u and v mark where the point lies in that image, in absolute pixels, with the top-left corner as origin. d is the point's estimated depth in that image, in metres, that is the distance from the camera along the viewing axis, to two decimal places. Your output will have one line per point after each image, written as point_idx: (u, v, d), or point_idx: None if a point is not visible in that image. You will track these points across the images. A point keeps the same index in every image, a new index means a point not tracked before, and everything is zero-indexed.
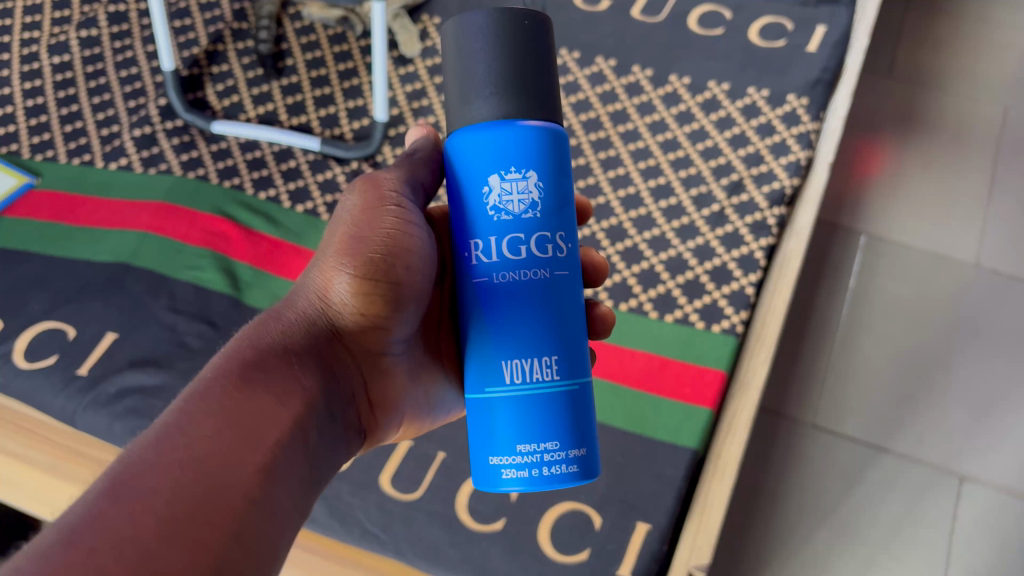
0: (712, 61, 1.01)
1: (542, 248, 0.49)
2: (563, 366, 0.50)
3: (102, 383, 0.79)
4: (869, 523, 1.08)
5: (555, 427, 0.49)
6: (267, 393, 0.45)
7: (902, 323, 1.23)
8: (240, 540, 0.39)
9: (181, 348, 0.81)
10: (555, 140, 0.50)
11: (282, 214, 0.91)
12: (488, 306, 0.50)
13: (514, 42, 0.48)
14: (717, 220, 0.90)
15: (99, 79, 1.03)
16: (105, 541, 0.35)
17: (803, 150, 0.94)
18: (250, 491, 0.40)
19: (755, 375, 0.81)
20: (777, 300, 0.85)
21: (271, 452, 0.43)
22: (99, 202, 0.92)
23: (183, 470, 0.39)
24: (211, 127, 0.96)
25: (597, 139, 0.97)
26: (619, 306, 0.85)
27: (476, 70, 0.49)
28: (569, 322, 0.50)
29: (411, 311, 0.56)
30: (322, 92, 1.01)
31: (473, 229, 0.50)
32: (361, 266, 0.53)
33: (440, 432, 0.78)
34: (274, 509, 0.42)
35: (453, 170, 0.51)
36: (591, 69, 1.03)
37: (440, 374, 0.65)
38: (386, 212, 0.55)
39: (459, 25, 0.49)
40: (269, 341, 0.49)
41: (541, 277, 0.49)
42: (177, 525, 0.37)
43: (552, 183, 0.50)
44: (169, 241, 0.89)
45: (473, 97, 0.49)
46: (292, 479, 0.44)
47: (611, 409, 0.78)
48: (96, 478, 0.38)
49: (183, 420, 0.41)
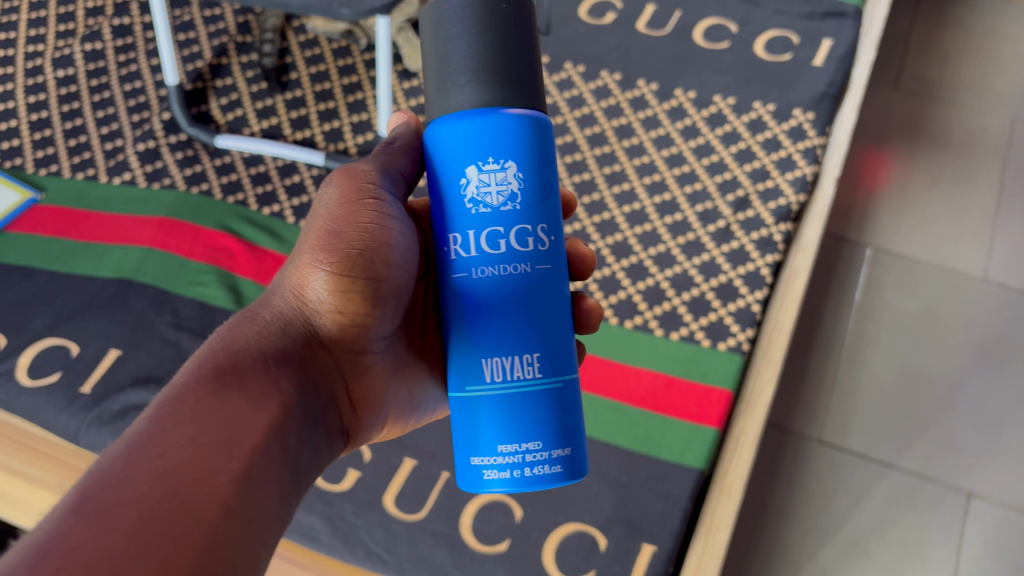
0: (717, 75, 1.01)
1: (522, 242, 0.49)
2: (546, 364, 0.49)
3: (104, 401, 0.79)
4: (875, 540, 1.08)
5: (537, 427, 0.49)
6: (240, 397, 0.44)
7: (907, 337, 1.23)
8: (218, 550, 0.37)
9: (183, 366, 0.81)
10: (536, 129, 0.49)
11: (286, 230, 0.91)
12: (467, 304, 0.49)
13: (491, 27, 0.48)
14: (723, 237, 0.89)
15: (103, 93, 1.03)
16: (73, 558, 0.34)
17: (809, 166, 0.93)
18: (226, 499, 0.39)
19: (762, 394, 0.81)
20: (783, 318, 0.84)
21: (247, 458, 0.41)
22: (102, 217, 0.92)
23: (152, 481, 0.37)
24: (215, 141, 0.96)
25: (602, 154, 0.97)
26: (624, 323, 0.84)
27: (454, 56, 0.48)
28: (552, 318, 0.50)
29: (389, 308, 0.55)
30: (326, 106, 1.00)
31: (453, 224, 0.50)
32: (338, 263, 0.52)
33: (444, 451, 0.77)
34: (254, 517, 0.40)
35: (432, 162, 0.50)
36: (596, 82, 1.02)
37: (424, 372, 0.64)
38: (364, 206, 0.54)
39: (437, 11, 0.49)
40: (244, 345, 0.48)
41: (521, 271, 0.49)
42: (149, 538, 0.35)
43: (533, 173, 0.49)
44: (172, 257, 0.88)
45: (452, 84, 0.48)
46: (271, 485, 0.43)
47: (617, 429, 0.78)
48: (64, 495, 0.37)
49: (152, 429, 0.40)
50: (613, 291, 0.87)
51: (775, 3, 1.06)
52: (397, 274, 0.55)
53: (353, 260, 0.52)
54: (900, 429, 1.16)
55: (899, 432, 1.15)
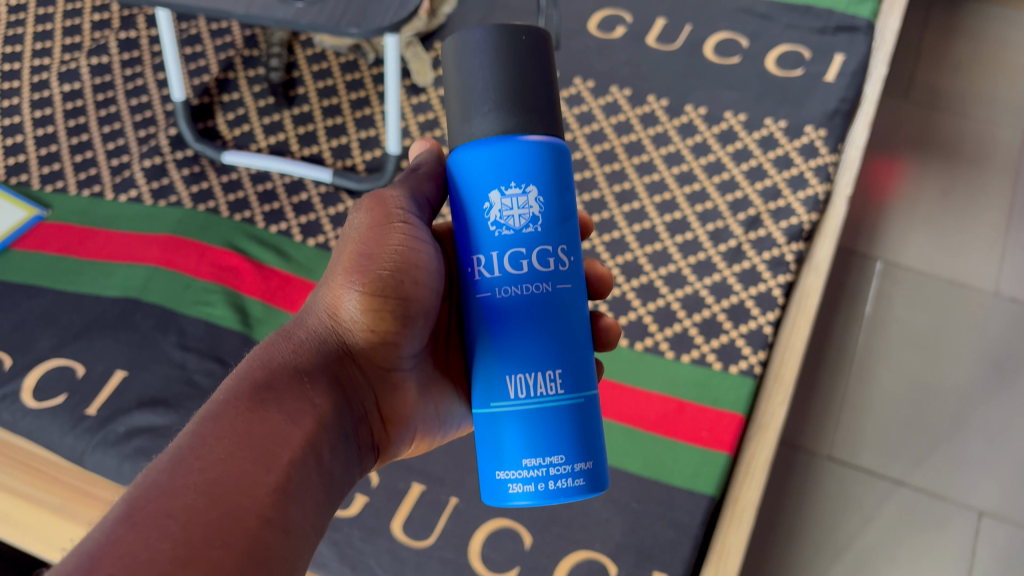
0: (728, 90, 1.00)
1: (544, 262, 0.49)
2: (567, 380, 0.49)
3: (110, 424, 0.78)
4: (886, 559, 1.07)
5: (561, 441, 0.49)
6: (278, 414, 0.44)
7: (918, 352, 1.22)
8: (258, 561, 0.38)
9: (190, 387, 0.80)
10: (558, 153, 0.48)
11: (294, 248, 0.90)
12: (489, 321, 0.49)
13: (514, 58, 0.47)
14: (734, 257, 0.88)
15: (109, 108, 1.02)
16: (120, 567, 0.34)
17: (821, 184, 0.92)
18: (263, 510, 0.40)
19: (774, 418, 0.80)
20: (795, 338, 0.83)
21: (284, 473, 0.42)
22: (108, 234, 0.91)
23: (196, 494, 0.38)
24: (222, 157, 0.96)
25: (612, 171, 0.96)
26: (635, 345, 0.84)
27: (476, 86, 0.48)
28: (573, 334, 0.50)
29: (420, 326, 0.55)
30: (333, 121, 1.00)
31: (475, 245, 0.49)
32: (370, 283, 0.52)
33: (452, 476, 0.76)
34: (291, 530, 0.41)
35: (455, 185, 0.50)
36: (606, 98, 1.01)
37: (454, 391, 0.64)
38: (395, 227, 0.54)
39: (459, 40, 0.48)
40: (278, 362, 0.49)
41: (543, 291, 0.49)
42: (192, 549, 0.36)
43: (555, 196, 0.48)
44: (178, 276, 0.88)
45: (474, 114, 0.48)
46: (308, 499, 0.43)
47: (627, 454, 0.77)
48: (109, 508, 0.38)
49: (193, 445, 0.41)
50: (624, 312, 0.86)
51: (787, 18, 1.04)
52: (428, 294, 0.55)
53: (384, 280, 0.53)
54: (911, 445, 1.15)
55: (911, 448, 1.14)
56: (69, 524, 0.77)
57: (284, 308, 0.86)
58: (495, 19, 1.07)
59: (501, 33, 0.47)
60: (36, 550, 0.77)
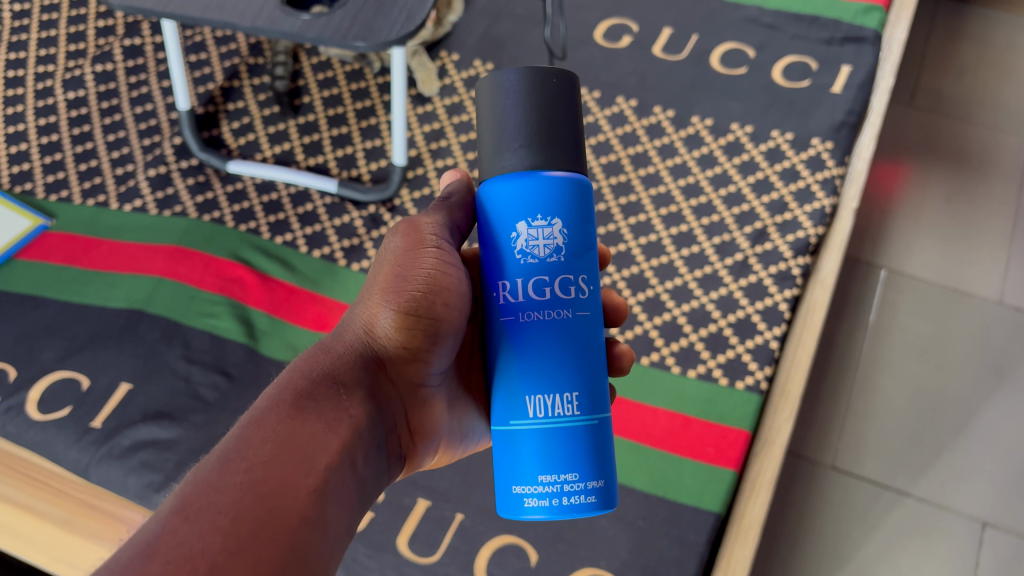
0: (734, 102, 1.00)
1: (565, 290, 0.51)
2: (584, 403, 0.51)
3: (115, 437, 0.78)
4: (888, 569, 1.07)
5: (576, 459, 0.50)
6: (317, 421, 0.48)
7: (923, 361, 1.22)
8: (297, 555, 0.42)
9: (195, 400, 0.80)
10: (580, 189, 0.51)
11: (299, 259, 0.90)
12: (514, 343, 0.51)
13: (543, 101, 0.50)
14: (740, 271, 0.88)
15: (114, 116, 1.02)
16: (178, 556, 0.39)
17: (828, 197, 0.92)
18: (305, 511, 0.43)
19: (779, 433, 0.80)
20: (801, 353, 0.83)
21: (324, 475, 0.46)
22: (113, 245, 0.91)
23: (240, 493, 0.42)
24: (227, 166, 0.95)
25: (618, 183, 0.96)
26: (641, 359, 0.83)
27: (507, 124, 0.51)
28: (591, 359, 0.51)
29: (448, 344, 0.60)
30: (339, 131, 1.00)
31: (502, 271, 0.51)
32: (404, 303, 0.58)
33: (457, 492, 0.76)
34: (327, 528, 0.45)
35: (485, 215, 0.52)
36: (612, 109, 1.01)
37: (473, 406, 0.69)
38: (427, 252, 0.59)
39: (493, 82, 0.51)
40: (319, 371, 0.53)
41: (564, 317, 0.50)
42: (241, 541, 0.40)
43: (578, 229, 0.51)
44: (183, 287, 0.87)
45: (504, 150, 0.51)
46: (343, 501, 0.47)
47: (633, 470, 0.77)
48: (165, 501, 0.42)
49: (241, 447, 0.45)
50: (630, 326, 0.86)
51: (794, 28, 1.04)
52: (455, 314, 0.60)
53: (415, 300, 0.58)
54: (913, 454, 1.15)
55: (914, 458, 1.14)
56: (72, 537, 0.77)
57: (290, 321, 0.86)
58: (501, 28, 1.06)
59: (532, 77, 0.50)
60: (40, 563, 0.77)
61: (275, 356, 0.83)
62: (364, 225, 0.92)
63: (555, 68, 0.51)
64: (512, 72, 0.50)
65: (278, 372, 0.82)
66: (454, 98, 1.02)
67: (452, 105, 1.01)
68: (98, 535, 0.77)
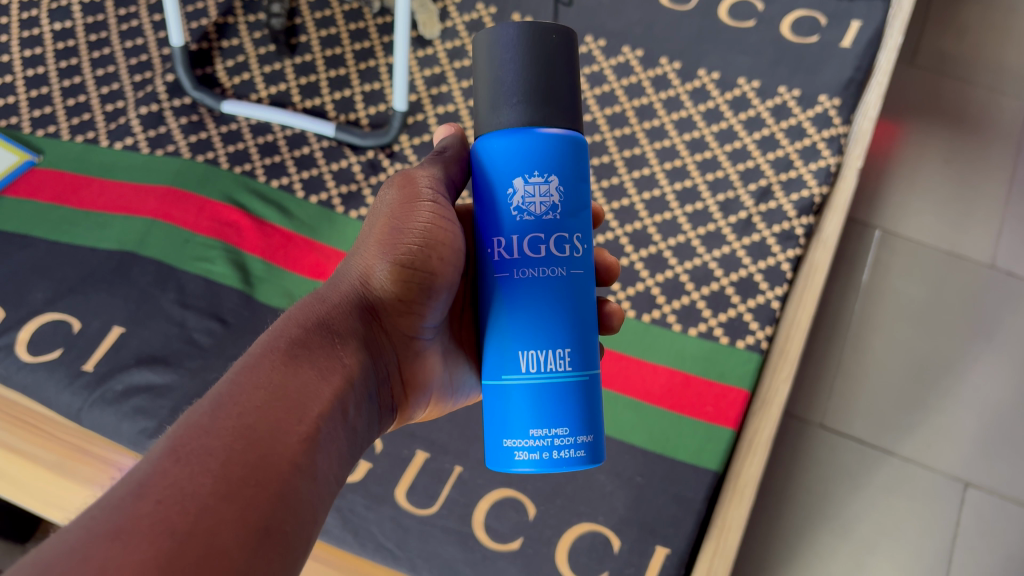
0: (742, 55, 0.98)
1: (560, 248, 0.51)
2: (575, 358, 0.51)
3: (108, 381, 0.77)
4: (870, 527, 1.09)
5: (567, 414, 0.50)
6: (310, 370, 0.47)
7: (914, 325, 1.22)
8: (286, 500, 0.40)
9: (190, 346, 0.79)
10: (575, 147, 0.51)
11: (295, 204, 0.88)
12: (508, 298, 0.51)
13: (541, 55, 0.50)
14: (743, 229, 0.87)
15: (103, 49, 0.98)
16: (169, 495, 0.37)
17: (833, 156, 0.91)
18: (295, 456, 0.42)
19: (778, 392, 0.80)
20: (801, 313, 0.83)
21: (315, 424, 0.45)
22: (104, 183, 0.89)
23: (233, 436, 0.41)
24: (222, 106, 0.93)
25: (622, 136, 0.94)
26: (642, 316, 0.83)
27: (504, 79, 0.50)
28: (584, 315, 0.52)
29: (441, 300, 0.59)
30: (336, 72, 0.97)
31: (497, 227, 0.51)
32: (399, 257, 0.57)
33: (456, 445, 0.76)
34: (316, 476, 0.43)
35: (480, 168, 0.52)
36: (617, 58, 0.99)
37: (461, 360, 0.68)
38: (423, 206, 0.58)
39: (490, 36, 0.51)
40: (313, 320, 0.52)
41: (558, 275, 0.51)
42: (234, 485, 0.39)
43: (572, 186, 0.51)
44: (177, 229, 0.85)
45: (500, 107, 0.50)
46: (333, 451, 0.46)
47: (633, 428, 0.77)
48: (157, 441, 0.40)
49: (235, 391, 0.43)
50: (631, 282, 0.85)
51: None
52: (450, 270, 0.59)
53: (411, 253, 0.57)
54: (902, 416, 1.16)
55: (901, 421, 1.15)
56: (70, 482, 0.76)
57: (287, 267, 0.84)
58: None
59: (530, 31, 0.50)
60: (38, 509, 0.76)
61: (273, 304, 0.82)
62: (362, 171, 0.90)
63: (552, 24, 0.51)
64: (510, 26, 0.50)
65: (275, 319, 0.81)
66: (456, 42, 0.99)
67: (454, 50, 0.99)
68: (105, 479, 0.76)
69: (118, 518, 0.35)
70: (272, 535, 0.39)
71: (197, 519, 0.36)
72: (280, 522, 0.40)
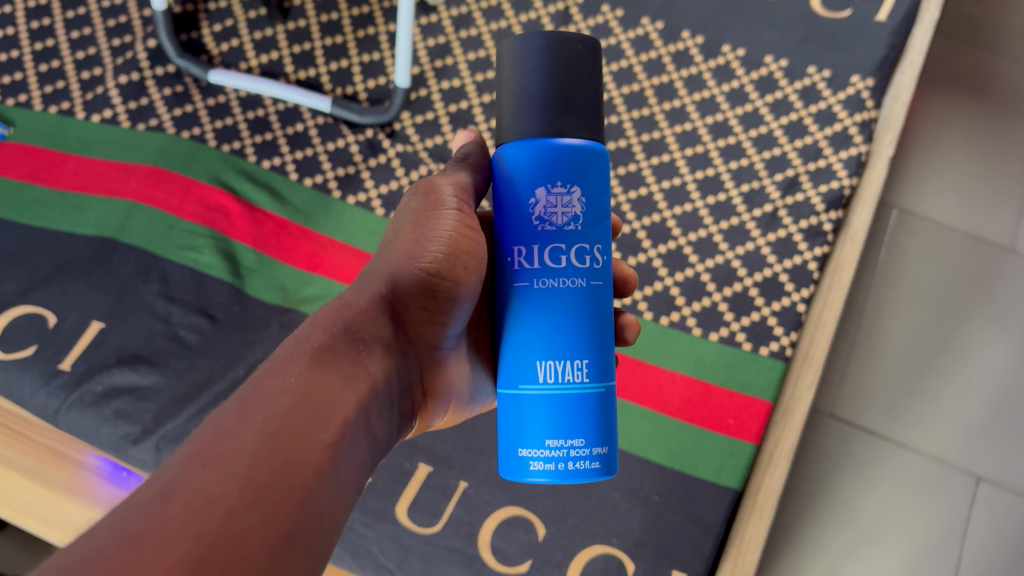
0: (769, 30, 0.90)
1: (582, 260, 0.46)
2: (594, 370, 0.47)
3: (87, 382, 0.72)
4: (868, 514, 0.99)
5: (584, 425, 0.46)
6: (338, 374, 0.42)
7: (937, 306, 1.10)
8: (312, 510, 0.36)
9: (176, 344, 0.74)
10: (600, 160, 0.46)
11: (288, 188, 0.82)
12: (525, 306, 0.46)
13: (568, 70, 0.45)
14: (769, 224, 0.82)
15: (78, 8, 0.89)
16: (192, 506, 0.32)
17: (864, 143, 0.85)
18: (321, 462, 0.37)
19: (802, 401, 0.76)
20: (828, 314, 0.79)
21: (340, 428, 0.40)
22: (81, 161, 0.82)
23: (259, 441, 0.36)
24: (208, 76, 0.86)
25: (640, 118, 0.87)
26: (660, 319, 0.78)
27: (525, 94, 0.45)
28: (603, 327, 0.47)
29: (466, 308, 0.54)
30: (332, 40, 0.89)
31: (515, 236, 0.46)
32: (426, 265, 0.51)
33: (461, 458, 0.71)
34: (341, 487, 0.38)
35: (498, 176, 0.47)
36: (636, 31, 0.91)
37: (478, 368, 0.63)
38: (449, 212, 0.53)
39: (512, 47, 0.46)
40: (338, 323, 0.47)
41: (579, 286, 0.46)
42: (261, 493, 0.34)
43: (596, 195, 0.46)
44: (161, 214, 0.79)
45: (520, 120, 0.45)
46: (357, 460, 0.41)
47: (649, 441, 0.72)
48: (178, 449, 0.36)
49: (259, 396, 0.38)
50: (649, 282, 0.79)
51: None
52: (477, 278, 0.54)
53: (441, 259, 0.51)
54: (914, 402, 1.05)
55: (912, 407, 1.04)
56: (54, 493, 0.72)
57: (279, 258, 0.78)
58: None
59: (560, 43, 0.45)
60: (19, 522, 0.71)
61: (264, 299, 0.76)
62: (360, 152, 0.84)
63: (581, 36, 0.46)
64: (535, 37, 0.45)
65: (267, 315, 0.76)
66: (462, 9, 0.91)
67: (460, 18, 0.91)
68: (90, 489, 0.72)
69: (139, 533, 0.31)
70: (294, 545, 0.34)
71: (221, 533, 0.32)
72: (305, 535, 0.35)
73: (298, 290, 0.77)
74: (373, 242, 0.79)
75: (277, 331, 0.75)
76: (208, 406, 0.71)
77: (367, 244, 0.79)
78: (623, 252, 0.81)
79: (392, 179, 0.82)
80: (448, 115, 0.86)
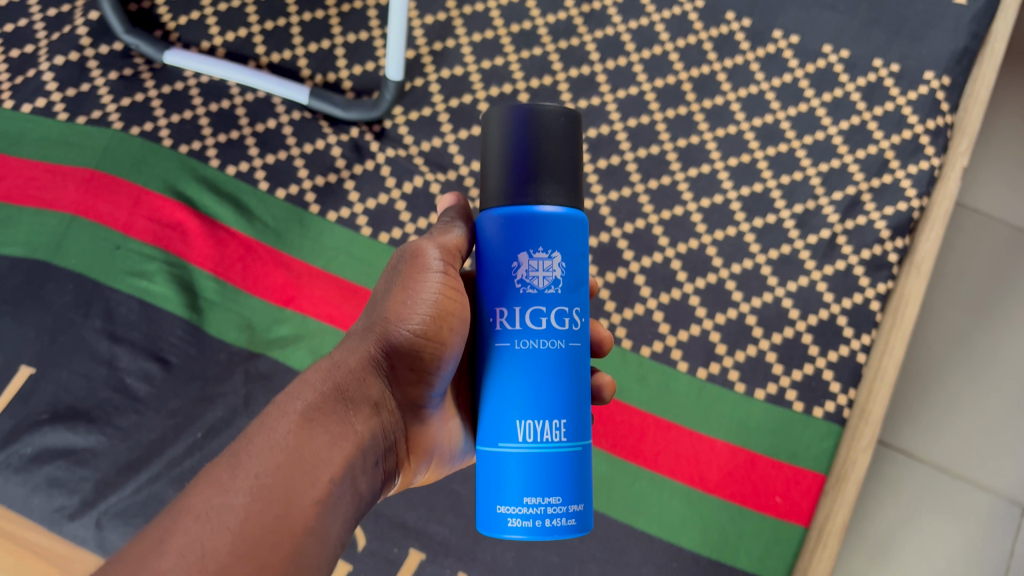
0: (829, 12, 0.76)
1: (562, 322, 0.39)
2: (574, 434, 0.39)
3: (13, 443, 0.60)
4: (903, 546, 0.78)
5: (560, 492, 0.38)
6: (331, 427, 0.36)
7: (995, 289, 0.85)
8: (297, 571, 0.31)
9: (121, 395, 0.62)
10: (581, 226, 0.39)
11: (257, 200, 0.68)
12: (498, 367, 0.39)
13: (550, 147, 0.38)
14: (826, 255, 0.69)
15: None
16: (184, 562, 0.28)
17: (938, 155, 0.71)
18: (310, 519, 0.32)
19: (860, 465, 0.65)
20: (889, 362, 0.66)
21: (331, 485, 0.34)
22: (7, 161, 0.68)
23: (251, 495, 0.31)
24: (163, 56, 0.72)
25: (676, 117, 0.73)
26: (697, 371, 0.66)
27: (504, 174, 0.38)
28: (584, 391, 0.40)
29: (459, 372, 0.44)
30: (313, 16, 0.75)
31: (487, 296, 0.39)
32: (415, 330, 0.41)
33: (460, 543, 0.60)
34: (331, 546, 0.33)
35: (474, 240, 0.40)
36: (671, 9, 0.76)
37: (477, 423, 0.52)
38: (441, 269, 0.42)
39: (489, 119, 0.39)
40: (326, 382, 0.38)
41: (559, 350, 0.38)
42: (251, 541, 0.30)
43: (579, 255, 0.39)
44: (103, 231, 0.66)
45: (502, 198, 0.38)
46: (348, 513, 0.35)
47: (682, 524, 0.61)
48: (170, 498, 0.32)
49: (250, 439, 0.33)
50: (685, 324, 0.67)
51: None
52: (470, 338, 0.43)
53: (435, 311, 0.41)
54: (945, 402, 0.82)
55: (944, 409, 0.82)
56: None
57: (246, 289, 0.66)
58: None
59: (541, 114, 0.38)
60: None
61: (227, 340, 0.64)
62: (343, 156, 0.70)
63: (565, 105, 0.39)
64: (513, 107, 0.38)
65: (229, 361, 0.64)
66: None
67: None
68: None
69: None
70: None
71: None
72: None
73: (267, 329, 0.65)
74: (357, 270, 0.67)
75: (242, 383, 0.63)
76: (159, 476, 0.60)
77: (350, 271, 0.67)
78: (654, 287, 0.68)
79: (381, 191, 0.69)
80: (448, 110, 0.72)
